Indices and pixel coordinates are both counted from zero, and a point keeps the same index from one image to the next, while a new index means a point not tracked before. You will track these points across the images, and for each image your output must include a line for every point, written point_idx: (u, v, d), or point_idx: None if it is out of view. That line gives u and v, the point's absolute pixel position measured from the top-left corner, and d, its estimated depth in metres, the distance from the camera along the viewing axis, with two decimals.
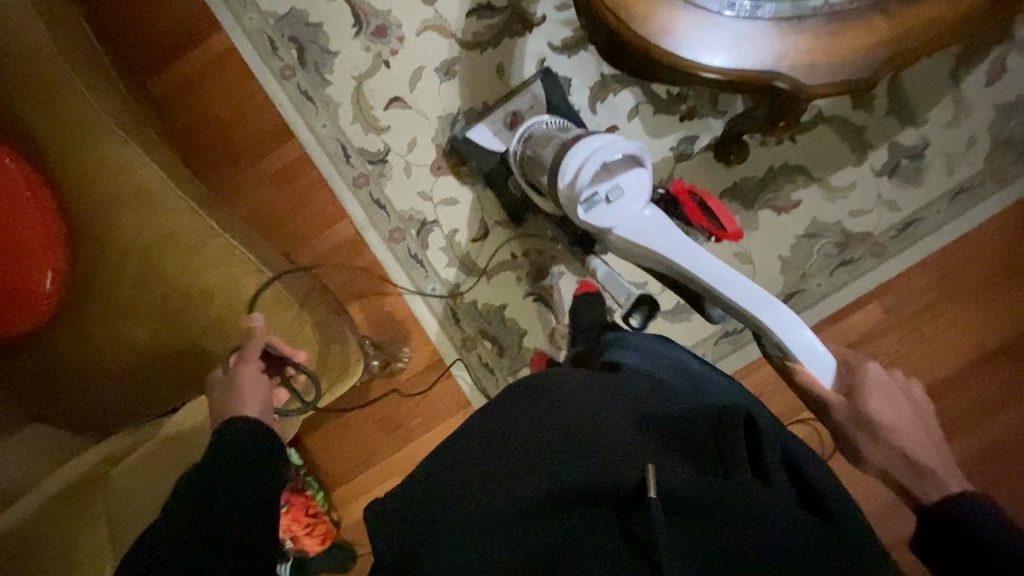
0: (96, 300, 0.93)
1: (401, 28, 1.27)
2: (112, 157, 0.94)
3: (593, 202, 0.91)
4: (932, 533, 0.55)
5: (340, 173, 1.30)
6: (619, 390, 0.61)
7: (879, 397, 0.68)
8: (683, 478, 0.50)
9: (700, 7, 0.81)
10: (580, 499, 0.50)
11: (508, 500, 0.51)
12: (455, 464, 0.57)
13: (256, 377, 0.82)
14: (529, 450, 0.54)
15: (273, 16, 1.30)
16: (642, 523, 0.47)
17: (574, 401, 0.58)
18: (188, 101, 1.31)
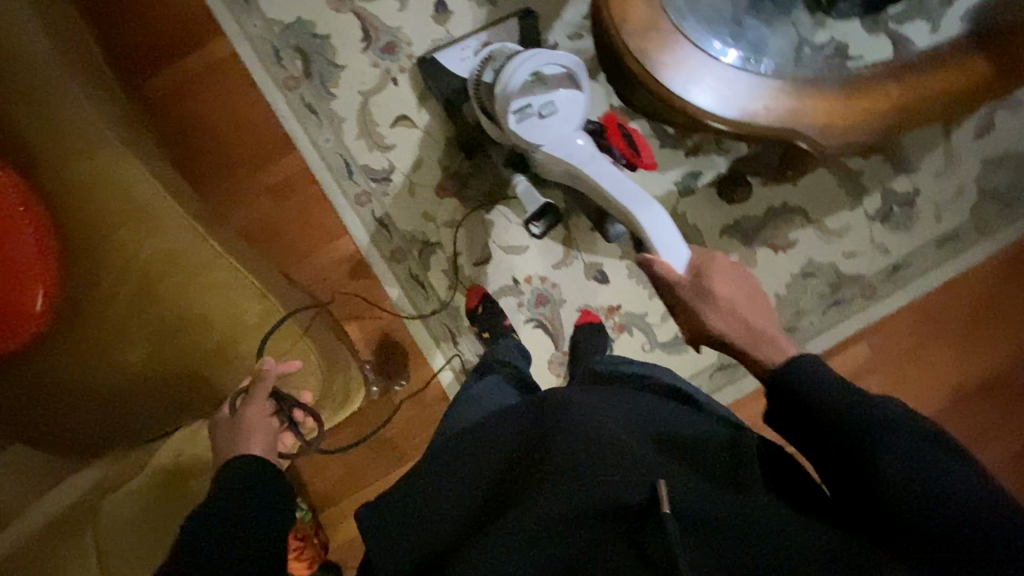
0: (89, 321, 0.89)
1: (411, 46, 1.25)
2: (109, 172, 0.90)
3: (524, 113, 0.87)
4: (779, 400, 0.64)
5: (342, 190, 1.27)
6: (622, 410, 0.67)
7: (723, 277, 0.75)
8: (691, 494, 0.56)
9: (720, 63, 0.84)
10: (599, 518, 0.55)
11: (534, 517, 0.56)
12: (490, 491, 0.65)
13: (262, 417, 0.80)
14: (544, 475, 0.60)
15: (278, 24, 1.26)
16: (656, 536, 0.52)
17: (582, 423, 0.63)
18: (183, 107, 1.26)
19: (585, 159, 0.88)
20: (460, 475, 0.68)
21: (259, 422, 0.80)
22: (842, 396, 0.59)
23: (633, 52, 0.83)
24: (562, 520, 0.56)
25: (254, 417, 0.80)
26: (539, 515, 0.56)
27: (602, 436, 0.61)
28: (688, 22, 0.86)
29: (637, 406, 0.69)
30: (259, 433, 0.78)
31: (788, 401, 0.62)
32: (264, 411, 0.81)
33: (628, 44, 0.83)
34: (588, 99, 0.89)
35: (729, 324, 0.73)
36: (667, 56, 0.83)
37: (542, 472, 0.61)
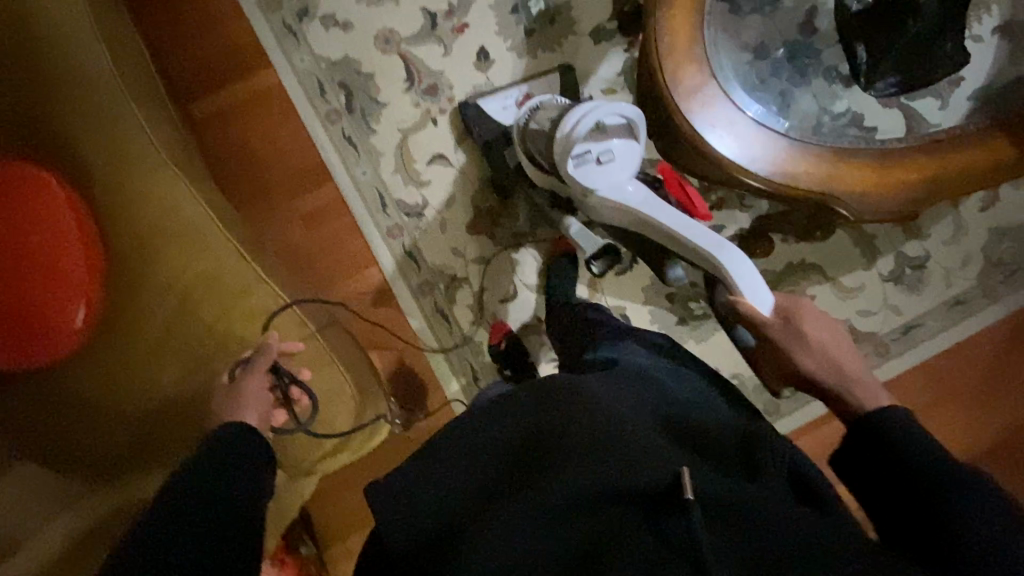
0: (126, 338, 0.88)
1: (452, 90, 1.31)
2: (159, 191, 0.90)
3: (583, 159, 0.90)
4: (865, 440, 0.63)
5: (375, 222, 1.29)
6: (636, 405, 0.67)
7: (812, 320, 0.75)
8: (711, 484, 0.55)
9: (771, 128, 0.92)
10: (620, 504, 0.54)
11: (553, 494, 0.55)
12: (494, 467, 0.63)
13: (258, 389, 0.81)
14: (558, 461, 0.59)
15: (325, 60, 1.30)
16: (681, 522, 0.51)
17: (600, 413, 0.62)
18: (225, 130, 1.29)
19: (642, 204, 0.91)
20: (463, 451, 0.65)
21: (257, 394, 0.80)
22: (934, 452, 0.59)
23: (688, 119, 0.90)
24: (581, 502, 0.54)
25: (251, 387, 0.81)
26: (558, 496, 0.55)
27: (619, 426, 0.61)
28: (734, 89, 0.93)
29: (647, 402, 0.69)
30: (255, 402, 0.80)
31: (876, 444, 0.62)
32: (262, 383, 0.82)
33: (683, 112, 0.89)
34: (644, 149, 0.92)
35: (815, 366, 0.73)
36: (719, 125, 0.90)
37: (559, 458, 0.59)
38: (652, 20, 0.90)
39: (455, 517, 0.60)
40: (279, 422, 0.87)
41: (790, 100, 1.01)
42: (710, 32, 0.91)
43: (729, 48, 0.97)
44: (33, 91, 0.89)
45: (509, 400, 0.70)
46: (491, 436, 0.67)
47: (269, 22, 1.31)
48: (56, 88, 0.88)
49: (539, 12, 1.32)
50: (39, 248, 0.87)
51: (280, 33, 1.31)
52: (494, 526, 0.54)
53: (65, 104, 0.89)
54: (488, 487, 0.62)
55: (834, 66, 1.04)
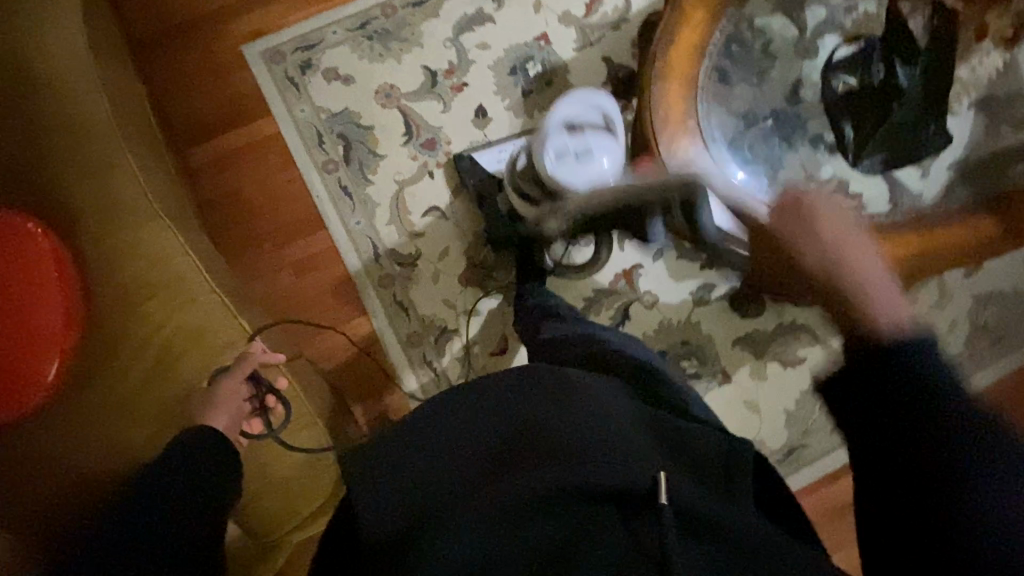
0: (99, 392, 0.84)
1: (449, 144, 1.33)
2: (148, 239, 0.88)
3: (562, 154, 1.08)
4: (870, 353, 0.52)
5: (367, 270, 1.28)
6: (617, 399, 0.64)
7: (820, 217, 0.66)
8: (688, 487, 0.51)
9: (762, 201, 0.94)
10: (588, 504, 0.50)
11: (514, 494, 0.51)
12: (460, 461, 0.59)
13: (233, 393, 0.81)
14: (530, 456, 0.55)
15: (325, 111, 1.32)
16: (649, 528, 0.48)
17: (580, 412, 0.59)
18: (221, 176, 1.29)
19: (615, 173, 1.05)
20: (435, 440, 0.62)
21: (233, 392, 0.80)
22: None
23: (683, 192, 0.92)
24: (550, 499, 0.50)
25: (227, 390, 0.80)
26: (527, 488, 0.51)
27: (600, 423, 0.57)
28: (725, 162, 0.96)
29: (630, 397, 0.66)
30: (229, 405, 0.80)
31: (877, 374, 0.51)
32: (238, 390, 0.81)
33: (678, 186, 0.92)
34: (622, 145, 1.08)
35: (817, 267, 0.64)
36: (712, 198, 0.93)
37: (530, 453, 0.56)
38: (646, 94, 0.93)
39: (421, 507, 0.56)
40: (253, 430, 0.84)
41: (778, 169, 1.03)
42: (702, 108, 0.95)
43: (720, 115, 0.99)
44: (25, 138, 0.87)
45: (490, 386, 0.66)
46: (469, 417, 0.63)
47: (271, 73, 1.33)
48: (51, 136, 0.88)
49: (536, 74, 1.36)
50: (17, 298, 0.82)
51: (282, 84, 1.33)
52: (455, 523, 0.51)
53: (58, 149, 0.88)
54: (456, 476, 0.58)
55: (820, 136, 1.07)
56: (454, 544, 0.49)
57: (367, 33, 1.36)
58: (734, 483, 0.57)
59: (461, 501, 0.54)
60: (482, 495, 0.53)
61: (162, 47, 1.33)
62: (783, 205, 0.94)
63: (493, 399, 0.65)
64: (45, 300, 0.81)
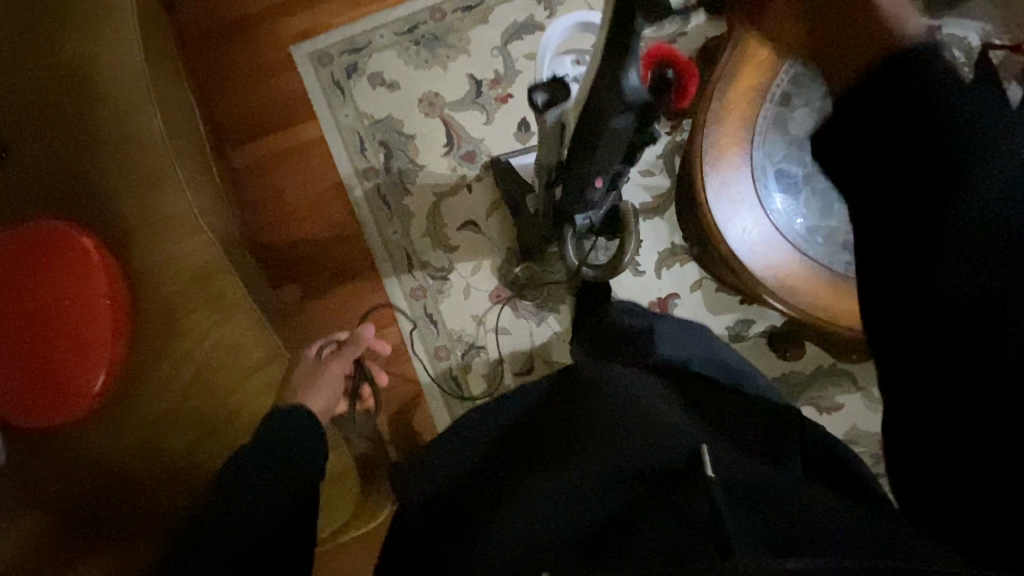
0: (139, 400, 0.87)
1: (489, 157, 1.31)
2: (190, 254, 0.91)
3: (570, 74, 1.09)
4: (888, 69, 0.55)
5: (399, 280, 1.28)
6: (661, 389, 0.70)
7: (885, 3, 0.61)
8: (732, 467, 0.56)
9: (812, 257, 0.88)
10: (640, 484, 0.56)
11: (569, 477, 0.58)
12: (520, 450, 0.67)
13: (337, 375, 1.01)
14: (572, 441, 0.63)
15: (368, 117, 1.32)
16: (700, 494, 0.52)
17: (621, 402, 0.66)
18: (265, 177, 1.30)
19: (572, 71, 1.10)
20: (500, 440, 0.72)
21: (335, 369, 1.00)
22: None
23: (728, 241, 0.88)
24: (598, 482, 0.57)
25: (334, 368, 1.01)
26: (581, 479, 0.57)
27: (632, 414, 0.63)
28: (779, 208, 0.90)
29: (661, 385, 0.72)
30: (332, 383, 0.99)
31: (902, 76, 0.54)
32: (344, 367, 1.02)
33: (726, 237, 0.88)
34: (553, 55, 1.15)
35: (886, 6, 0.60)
36: (759, 249, 0.88)
37: (582, 438, 0.62)
38: (698, 139, 0.88)
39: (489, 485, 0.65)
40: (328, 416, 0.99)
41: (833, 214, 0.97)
42: (760, 150, 0.88)
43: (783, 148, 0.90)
44: (81, 149, 0.90)
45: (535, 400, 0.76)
46: (510, 431, 0.72)
47: (318, 75, 1.33)
48: (107, 146, 0.91)
49: None
50: (71, 314, 0.85)
51: (327, 87, 1.33)
52: (526, 504, 0.57)
53: (112, 160, 0.91)
54: (516, 460, 0.66)
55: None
56: (520, 523, 0.55)
57: (415, 39, 1.34)
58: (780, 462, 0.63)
59: (527, 476, 0.61)
60: (545, 481, 0.59)
61: (212, 45, 1.34)
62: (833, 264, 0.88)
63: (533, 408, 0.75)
64: (87, 308, 0.86)
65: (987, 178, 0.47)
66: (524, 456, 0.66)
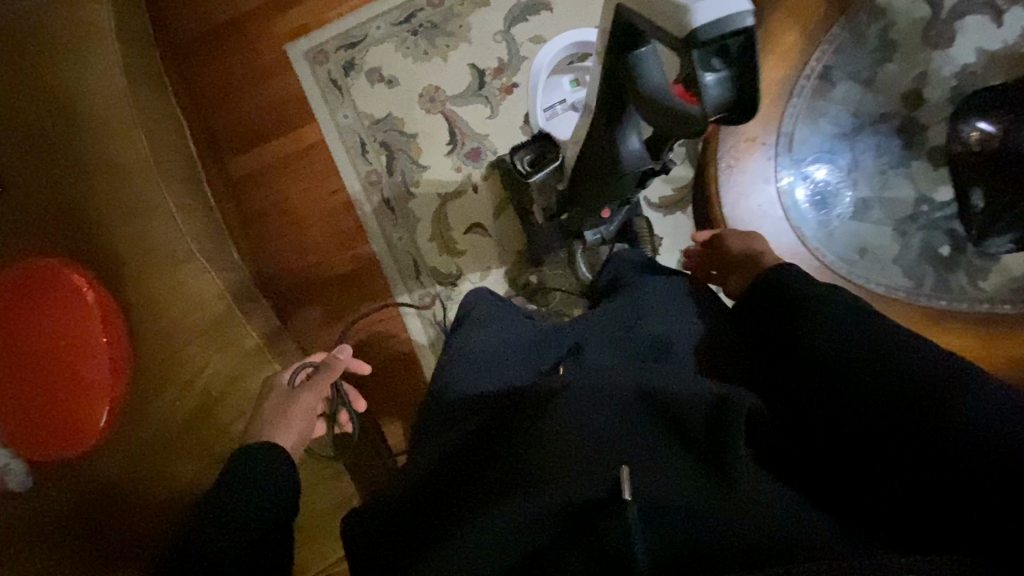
0: (147, 430, 0.87)
1: (495, 154, 1.23)
2: (183, 281, 0.91)
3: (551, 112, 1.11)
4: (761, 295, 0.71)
5: (407, 288, 1.23)
6: (600, 390, 0.58)
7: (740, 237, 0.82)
8: (664, 481, 0.47)
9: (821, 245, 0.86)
10: (554, 521, 0.48)
11: (487, 528, 0.49)
12: (449, 483, 0.58)
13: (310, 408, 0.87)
14: (498, 476, 0.53)
15: (368, 117, 1.26)
16: (614, 521, 0.45)
17: (565, 419, 0.55)
18: (266, 186, 1.27)
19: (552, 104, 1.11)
20: (426, 472, 0.61)
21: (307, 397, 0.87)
22: None
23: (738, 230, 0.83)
24: (516, 525, 0.48)
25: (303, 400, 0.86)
26: (502, 525, 0.48)
27: (561, 438, 0.53)
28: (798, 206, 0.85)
29: (599, 385, 0.59)
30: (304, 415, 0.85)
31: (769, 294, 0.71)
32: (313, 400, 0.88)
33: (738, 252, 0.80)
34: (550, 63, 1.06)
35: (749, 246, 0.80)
36: (772, 251, 0.81)
37: (506, 472, 0.53)
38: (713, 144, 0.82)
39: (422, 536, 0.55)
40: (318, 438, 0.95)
41: (869, 211, 0.89)
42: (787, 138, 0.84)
43: (815, 142, 0.86)
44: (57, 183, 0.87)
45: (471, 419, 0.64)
46: (432, 466, 0.60)
47: (315, 75, 1.27)
48: (93, 177, 0.89)
49: None
50: (64, 350, 0.85)
51: (325, 87, 1.27)
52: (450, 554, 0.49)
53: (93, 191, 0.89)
54: (447, 499, 0.56)
55: (928, 192, 0.89)
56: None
57: (413, 28, 1.25)
58: (731, 469, 0.49)
59: (455, 519, 0.53)
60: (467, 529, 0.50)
61: (205, 51, 1.30)
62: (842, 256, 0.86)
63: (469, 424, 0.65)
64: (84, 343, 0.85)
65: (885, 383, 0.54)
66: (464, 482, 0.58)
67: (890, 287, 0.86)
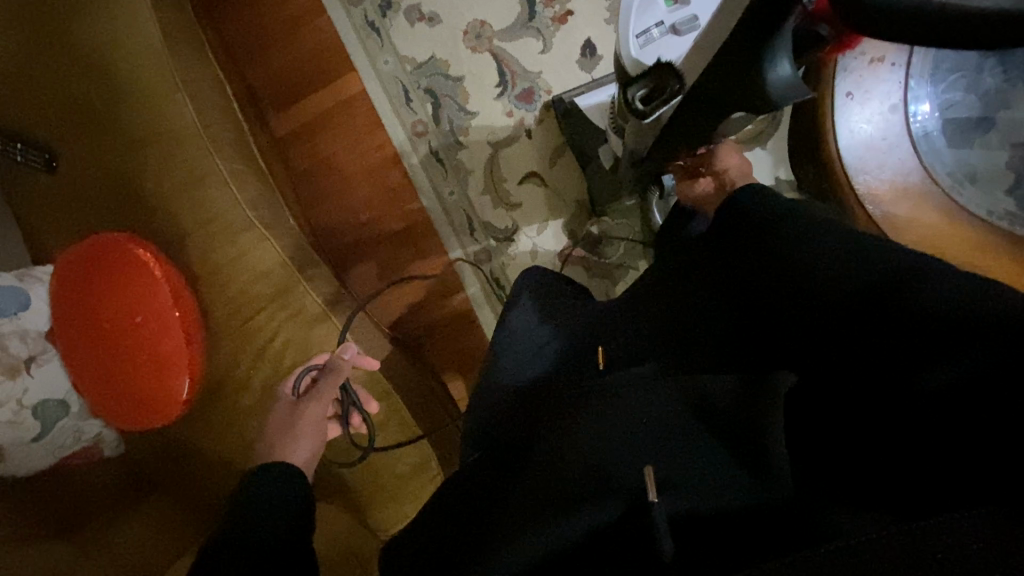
0: (225, 399, 0.88)
1: (550, 94, 1.13)
2: (239, 251, 0.87)
3: (649, 35, 0.72)
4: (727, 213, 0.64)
5: (461, 244, 1.17)
6: (635, 397, 0.51)
7: (727, 155, 0.79)
8: (697, 486, 0.44)
9: (933, 177, 0.71)
10: (592, 538, 0.46)
11: (519, 554, 0.46)
12: (495, 488, 0.58)
13: (318, 420, 0.77)
14: (525, 493, 0.51)
15: (410, 61, 1.17)
16: (645, 520, 0.43)
17: (584, 431, 0.50)
18: (311, 144, 1.21)
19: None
20: (474, 472, 0.62)
21: (312, 410, 0.77)
22: None
23: (845, 162, 0.71)
24: (547, 539, 0.45)
25: (307, 421, 0.76)
26: (530, 547, 0.46)
27: (579, 444, 0.49)
28: (921, 129, 0.72)
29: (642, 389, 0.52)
30: (312, 434, 0.75)
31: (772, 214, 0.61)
32: (321, 410, 0.78)
33: (858, 190, 0.70)
34: None
35: (733, 164, 0.78)
36: (882, 188, 0.70)
37: (529, 484, 0.51)
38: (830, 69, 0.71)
39: (472, 519, 0.56)
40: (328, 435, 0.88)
41: (982, 135, 0.74)
42: (918, 55, 0.70)
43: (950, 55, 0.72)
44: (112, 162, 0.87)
45: (507, 411, 0.69)
46: (479, 461, 0.63)
47: (350, 19, 1.19)
48: (141, 150, 0.86)
49: None
50: (139, 326, 0.85)
51: (362, 31, 1.18)
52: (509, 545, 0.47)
53: (147, 162, 0.86)
54: (492, 505, 0.55)
55: None
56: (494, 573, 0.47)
57: None
58: (771, 469, 0.44)
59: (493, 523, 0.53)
60: (506, 535, 0.48)
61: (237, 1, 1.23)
62: (954, 189, 0.71)
63: (511, 411, 0.69)
64: (149, 317, 0.84)
65: (939, 299, 0.43)
66: (500, 463, 0.60)
67: (1011, 221, 0.70)
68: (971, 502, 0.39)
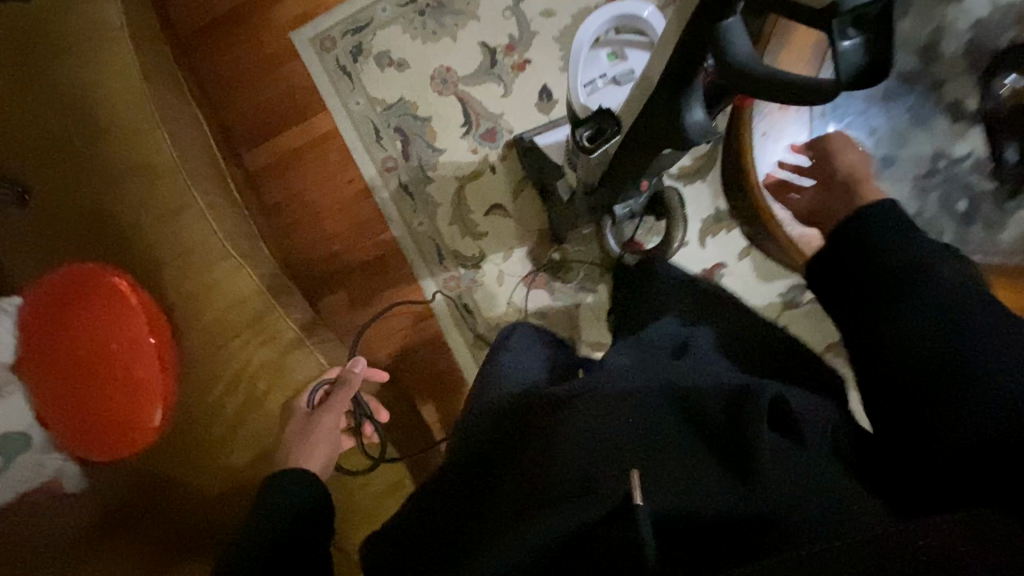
0: (198, 425, 0.89)
1: (511, 133, 1.23)
2: (215, 279, 0.90)
3: (593, 85, 0.84)
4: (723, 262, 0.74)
5: (431, 272, 1.23)
6: (627, 405, 0.54)
7: (849, 150, 0.74)
8: (681, 489, 0.47)
9: None
10: (573, 543, 0.47)
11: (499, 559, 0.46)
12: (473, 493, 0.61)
13: (331, 430, 0.83)
14: (510, 496, 0.52)
15: (380, 102, 1.25)
16: (630, 527, 0.45)
17: (575, 431, 0.51)
18: (284, 178, 1.26)
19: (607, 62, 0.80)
20: (450, 483, 0.63)
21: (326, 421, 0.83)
22: None
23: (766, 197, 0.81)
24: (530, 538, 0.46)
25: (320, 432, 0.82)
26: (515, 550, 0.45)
27: (568, 442, 0.51)
28: None
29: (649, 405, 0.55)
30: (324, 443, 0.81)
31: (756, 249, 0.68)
32: (332, 424, 0.84)
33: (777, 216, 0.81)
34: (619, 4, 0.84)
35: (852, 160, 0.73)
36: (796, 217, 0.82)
37: (519, 487, 0.51)
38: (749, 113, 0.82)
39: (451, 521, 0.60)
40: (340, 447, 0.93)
41: (887, 169, 0.87)
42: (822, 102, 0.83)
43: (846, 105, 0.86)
44: (90, 194, 0.90)
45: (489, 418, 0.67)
46: (459, 473, 0.63)
47: (323, 62, 1.26)
48: (119, 182, 0.89)
49: None
50: (113, 353, 0.85)
51: (334, 74, 1.26)
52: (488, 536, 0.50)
53: (127, 195, 0.89)
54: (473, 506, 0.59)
55: (946, 147, 0.86)
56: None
57: (419, 9, 1.25)
58: (754, 471, 0.47)
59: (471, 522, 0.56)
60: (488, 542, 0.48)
61: (212, 44, 1.29)
62: None
63: (490, 421, 0.67)
64: (124, 345, 0.85)
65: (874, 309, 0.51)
66: (480, 477, 0.62)
67: None
68: (972, 509, 0.44)
